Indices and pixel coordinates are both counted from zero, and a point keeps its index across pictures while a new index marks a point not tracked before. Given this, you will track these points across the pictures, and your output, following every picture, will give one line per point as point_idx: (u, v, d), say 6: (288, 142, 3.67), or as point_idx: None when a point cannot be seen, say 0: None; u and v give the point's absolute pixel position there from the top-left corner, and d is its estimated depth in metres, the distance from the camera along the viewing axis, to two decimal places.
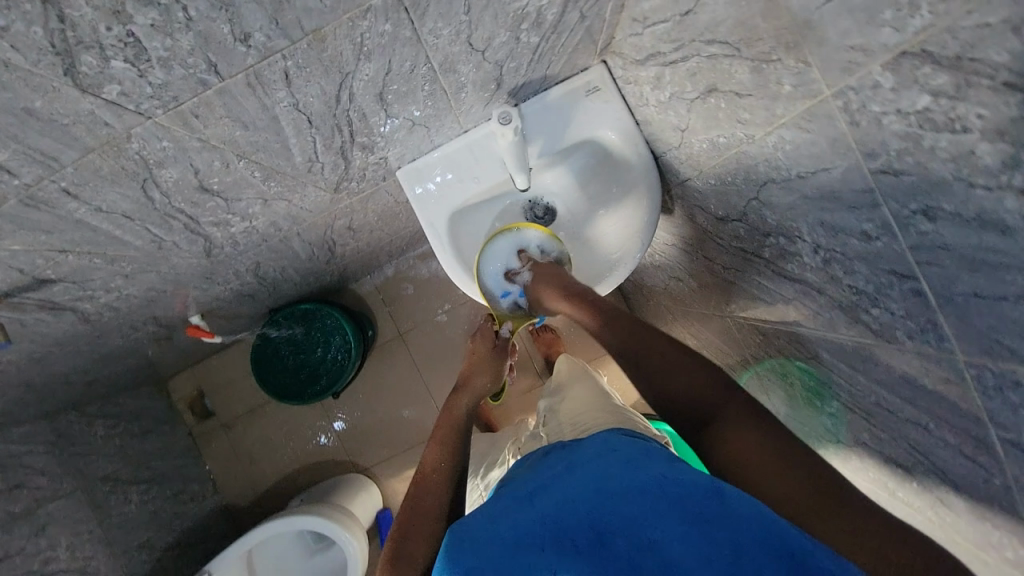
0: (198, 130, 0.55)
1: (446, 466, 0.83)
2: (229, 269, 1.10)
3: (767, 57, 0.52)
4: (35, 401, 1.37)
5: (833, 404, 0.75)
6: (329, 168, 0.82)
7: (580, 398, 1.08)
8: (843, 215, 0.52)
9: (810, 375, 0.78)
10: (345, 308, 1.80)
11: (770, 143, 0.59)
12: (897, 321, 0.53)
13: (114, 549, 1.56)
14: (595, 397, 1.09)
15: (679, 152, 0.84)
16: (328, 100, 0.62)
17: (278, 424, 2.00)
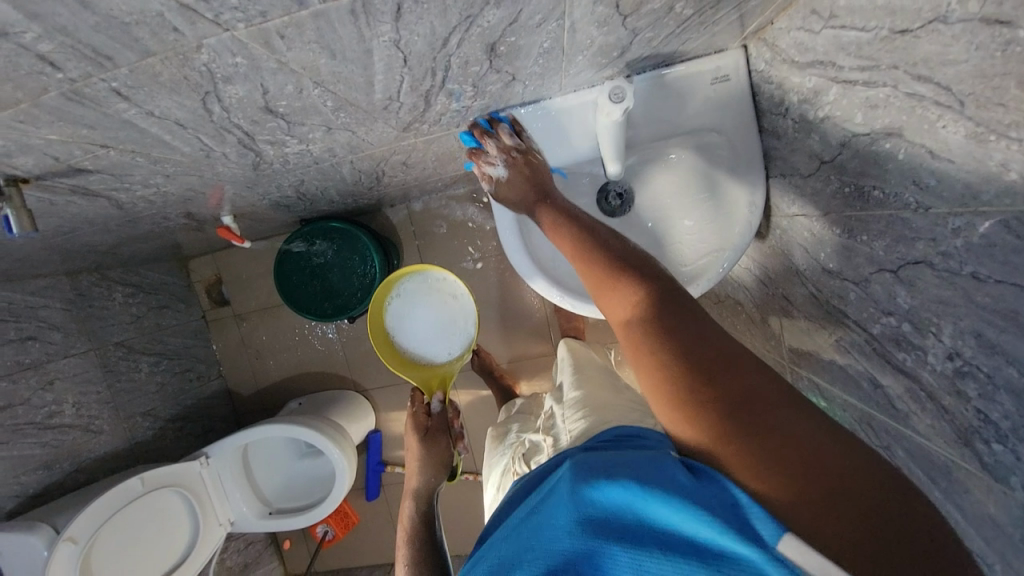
0: (280, 52, 0.46)
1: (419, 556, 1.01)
2: (272, 182, 1.02)
3: (1003, 128, 0.40)
4: (58, 261, 1.36)
5: None
6: (406, 108, 0.71)
7: (595, 386, 1.04)
8: (1015, 341, 0.44)
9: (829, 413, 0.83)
10: (376, 234, 1.73)
11: (948, 225, 0.48)
12: (1022, 469, 0.47)
13: (120, 412, 1.63)
14: (609, 386, 1.06)
15: (805, 182, 0.72)
16: (434, 41, 0.51)
17: (289, 329, 2.02)
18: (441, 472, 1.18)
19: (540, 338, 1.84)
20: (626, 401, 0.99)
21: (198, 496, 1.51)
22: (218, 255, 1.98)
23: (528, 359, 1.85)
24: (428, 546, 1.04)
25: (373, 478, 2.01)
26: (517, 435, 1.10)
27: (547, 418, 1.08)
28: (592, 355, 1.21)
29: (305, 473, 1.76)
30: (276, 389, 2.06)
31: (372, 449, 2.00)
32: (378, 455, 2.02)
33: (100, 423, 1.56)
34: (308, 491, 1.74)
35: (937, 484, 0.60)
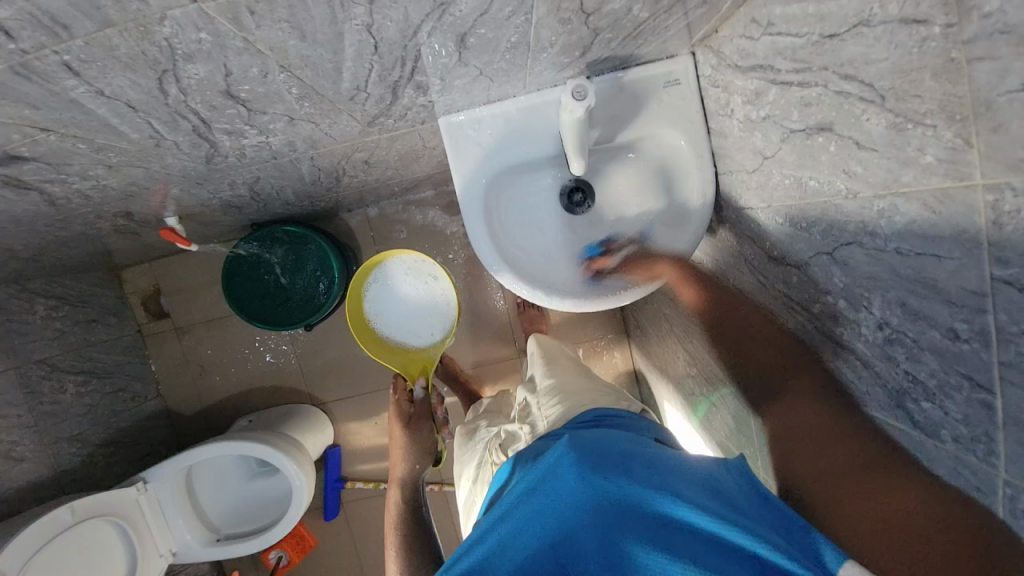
0: (248, 30, 0.45)
1: (411, 539, 1.05)
2: (224, 179, 0.97)
3: (917, 118, 0.47)
4: None
5: None
6: (373, 100, 0.71)
7: (568, 377, 1.07)
8: (935, 305, 0.50)
9: None
10: (333, 238, 1.68)
11: (875, 207, 0.54)
12: (946, 421, 0.53)
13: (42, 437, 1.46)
14: (580, 377, 1.08)
15: (750, 178, 0.79)
16: (406, 29, 0.52)
17: (237, 341, 1.90)
18: (427, 459, 1.21)
19: (503, 341, 1.84)
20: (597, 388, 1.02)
21: (137, 526, 1.39)
22: (156, 264, 1.85)
23: (493, 361, 1.85)
24: (417, 531, 1.07)
25: (331, 495, 1.92)
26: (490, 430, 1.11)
27: (519, 410, 1.09)
28: (563, 347, 1.23)
29: (258, 493, 1.65)
30: (223, 405, 1.93)
31: (330, 465, 1.91)
32: (337, 470, 1.93)
33: (21, 449, 1.39)
34: (262, 512, 1.64)
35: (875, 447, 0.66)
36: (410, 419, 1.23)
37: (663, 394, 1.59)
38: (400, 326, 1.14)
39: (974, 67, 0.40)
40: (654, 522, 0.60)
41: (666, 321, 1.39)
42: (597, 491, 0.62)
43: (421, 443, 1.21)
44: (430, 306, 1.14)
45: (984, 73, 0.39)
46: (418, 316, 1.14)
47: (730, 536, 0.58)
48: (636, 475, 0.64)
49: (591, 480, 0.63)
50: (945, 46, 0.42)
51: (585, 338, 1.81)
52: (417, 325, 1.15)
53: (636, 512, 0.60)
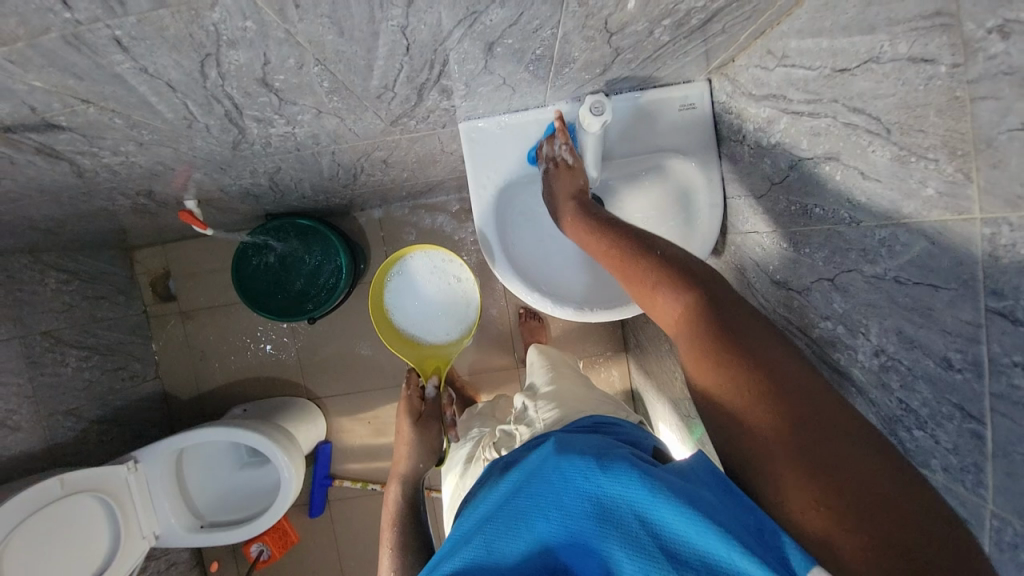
0: (291, 22, 0.48)
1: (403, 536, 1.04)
2: (246, 167, 1.01)
3: (920, 152, 0.49)
4: None
5: None
6: (398, 100, 0.74)
7: (567, 384, 1.09)
8: (930, 334, 0.51)
9: None
10: (344, 235, 1.71)
11: (876, 236, 0.56)
12: (937, 451, 0.53)
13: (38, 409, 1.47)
14: (580, 387, 1.09)
15: (758, 202, 0.81)
16: (438, 33, 0.54)
17: (239, 329, 1.92)
18: (431, 459, 1.22)
19: (503, 350, 1.85)
20: (597, 399, 1.03)
21: (123, 506, 1.38)
22: (169, 247, 1.89)
23: (492, 369, 1.85)
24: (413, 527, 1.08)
25: (318, 492, 1.91)
26: (486, 432, 1.13)
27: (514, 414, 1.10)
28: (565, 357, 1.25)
29: (245, 483, 1.65)
30: (219, 392, 1.94)
31: (320, 461, 1.90)
32: (326, 467, 1.92)
33: (18, 417, 1.39)
34: (246, 503, 1.63)
35: None
36: (419, 416, 1.25)
37: (659, 414, 1.59)
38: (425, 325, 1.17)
39: (977, 105, 0.42)
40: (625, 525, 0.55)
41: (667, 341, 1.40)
42: (568, 490, 0.60)
43: (427, 444, 1.22)
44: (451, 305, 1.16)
45: (986, 111, 0.41)
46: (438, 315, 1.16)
47: (700, 536, 0.51)
48: (610, 469, 0.58)
49: (564, 478, 0.60)
50: (951, 84, 0.44)
51: (584, 353, 1.82)
52: (435, 322, 1.17)
53: (604, 511, 0.57)
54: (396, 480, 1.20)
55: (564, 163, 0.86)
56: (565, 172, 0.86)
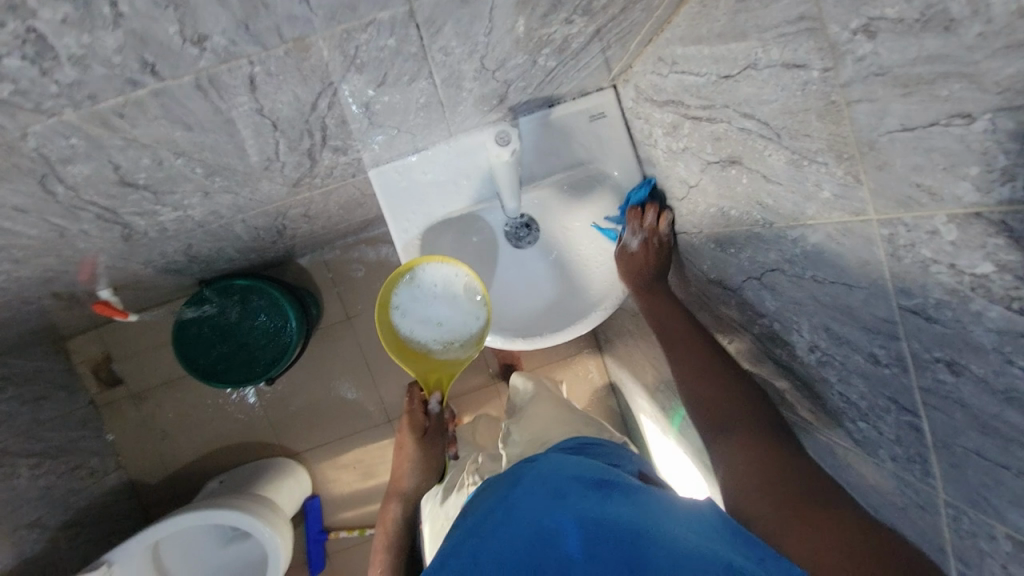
0: (124, 130, 0.43)
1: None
2: (153, 251, 0.93)
3: (810, 155, 0.48)
4: None
5: None
6: (290, 167, 0.69)
7: (545, 409, 1.07)
8: (854, 332, 0.51)
9: None
10: (287, 285, 1.63)
11: (789, 236, 0.56)
12: (883, 441, 0.53)
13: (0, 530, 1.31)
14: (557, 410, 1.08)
15: (682, 204, 0.80)
16: (302, 107, 0.51)
17: (198, 401, 1.82)
18: (431, 476, 1.14)
19: (476, 370, 1.78)
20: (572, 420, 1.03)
21: None
22: (104, 330, 1.75)
23: (469, 391, 1.78)
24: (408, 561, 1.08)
25: (315, 548, 1.84)
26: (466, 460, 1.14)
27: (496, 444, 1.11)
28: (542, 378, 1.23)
29: (234, 557, 1.58)
30: (190, 472, 1.83)
31: (312, 517, 1.84)
32: (318, 522, 1.85)
33: None
34: None
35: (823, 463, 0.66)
36: (425, 432, 1.13)
37: (639, 405, 1.59)
38: (420, 320, 0.87)
39: (854, 109, 0.41)
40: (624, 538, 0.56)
41: (633, 337, 1.39)
42: (570, 498, 0.64)
43: (426, 464, 1.13)
44: (445, 299, 0.87)
45: (864, 114, 0.41)
46: (428, 316, 0.87)
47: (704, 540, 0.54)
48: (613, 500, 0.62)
49: (558, 490, 0.65)
50: (826, 89, 0.43)
51: (555, 360, 1.80)
52: (436, 321, 0.88)
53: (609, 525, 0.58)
54: (394, 497, 1.13)
55: (654, 241, 0.86)
56: (652, 251, 0.86)
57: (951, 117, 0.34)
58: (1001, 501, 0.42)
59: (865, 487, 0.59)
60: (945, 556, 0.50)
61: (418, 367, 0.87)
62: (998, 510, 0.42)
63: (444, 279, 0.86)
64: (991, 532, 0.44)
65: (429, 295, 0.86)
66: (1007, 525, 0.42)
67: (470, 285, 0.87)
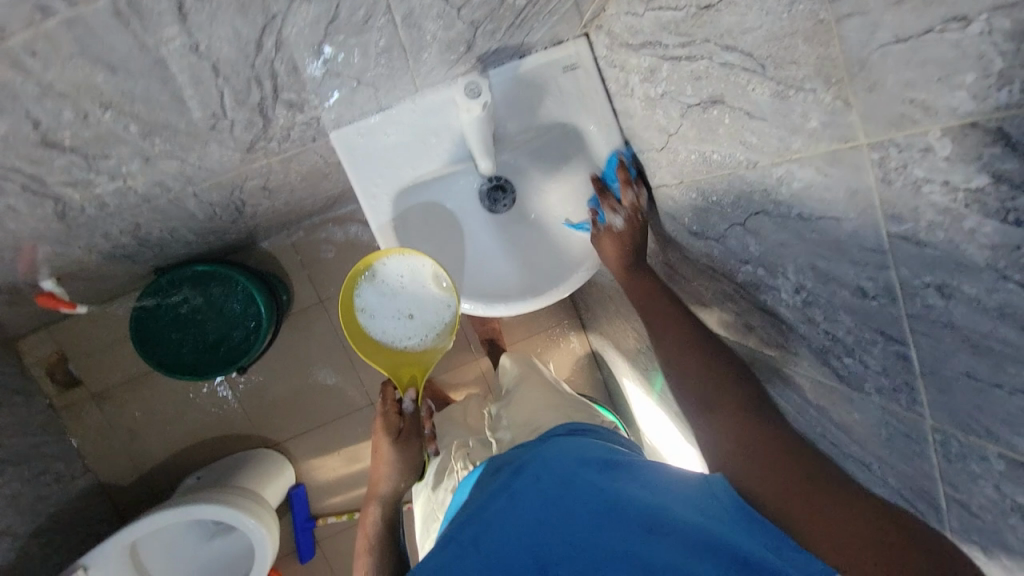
0: (35, 69, 0.37)
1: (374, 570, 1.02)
2: (96, 231, 0.85)
3: (797, 83, 0.46)
4: None
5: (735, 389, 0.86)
6: (241, 126, 0.63)
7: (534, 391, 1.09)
8: (842, 266, 0.50)
9: None
10: (253, 269, 1.55)
11: (774, 174, 0.54)
12: (869, 374, 0.53)
13: None
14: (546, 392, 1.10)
15: (660, 155, 0.77)
16: (246, 45, 0.45)
17: (167, 397, 1.73)
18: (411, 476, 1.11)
19: (457, 346, 1.76)
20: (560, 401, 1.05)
21: None
22: (55, 329, 1.63)
23: (451, 368, 1.76)
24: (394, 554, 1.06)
25: (304, 536, 1.81)
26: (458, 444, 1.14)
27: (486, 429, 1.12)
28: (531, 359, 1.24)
29: (220, 552, 1.53)
30: (164, 470, 1.75)
31: (298, 506, 1.80)
32: (305, 510, 1.82)
33: None
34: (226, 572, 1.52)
35: (809, 404, 0.66)
36: (399, 433, 1.10)
37: (620, 370, 1.60)
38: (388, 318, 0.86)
39: (843, 26, 0.39)
40: (621, 525, 0.60)
41: (612, 303, 1.39)
42: (574, 482, 0.67)
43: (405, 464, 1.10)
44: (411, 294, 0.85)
45: (854, 30, 0.39)
46: (396, 312, 0.86)
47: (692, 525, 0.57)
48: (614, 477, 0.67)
49: (560, 473, 0.70)
50: (813, 7, 0.41)
51: (536, 331, 1.79)
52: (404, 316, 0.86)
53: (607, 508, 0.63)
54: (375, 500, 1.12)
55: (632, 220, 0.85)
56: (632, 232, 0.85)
57: (946, 22, 0.33)
58: (992, 420, 0.42)
59: (851, 423, 0.60)
60: (933, 483, 0.51)
61: (391, 364, 0.87)
62: (988, 429, 0.42)
63: (407, 273, 0.84)
64: (984, 454, 0.44)
65: (394, 292, 0.85)
66: (1001, 445, 0.42)
67: (438, 274, 0.84)
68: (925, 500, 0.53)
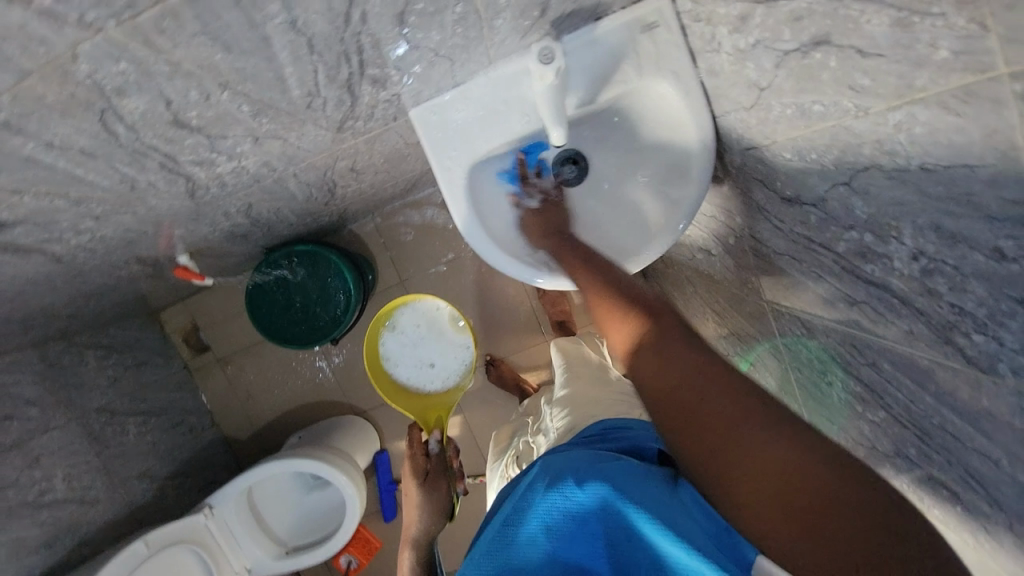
0: (166, 50, 0.44)
1: None
2: (217, 210, 0.98)
3: (922, 5, 0.40)
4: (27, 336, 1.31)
5: (844, 382, 0.75)
6: (332, 105, 0.68)
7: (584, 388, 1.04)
8: (973, 223, 0.43)
9: (810, 355, 0.82)
10: (343, 250, 1.69)
11: (890, 121, 0.47)
12: (1005, 354, 0.45)
13: (115, 476, 1.50)
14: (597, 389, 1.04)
15: (748, 115, 0.71)
16: (335, 19, 0.49)
17: (273, 364, 1.94)
18: (441, 517, 1.11)
19: (530, 328, 1.78)
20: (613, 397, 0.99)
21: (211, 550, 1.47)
22: (190, 301, 1.91)
23: (523, 349, 1.78)
24: None
25: (388, 497, 1.93)
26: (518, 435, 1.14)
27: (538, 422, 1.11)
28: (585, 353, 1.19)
29: (317, 504, 1.71)
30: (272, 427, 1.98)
31: (380, 470, 1.90)
32: (388, 474, 1.92)
33: (94, 492, 1.43)
34: (322, 523, 1.69)
35: (926, 391, 0.58)
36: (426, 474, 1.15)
37: None
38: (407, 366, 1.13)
39: None
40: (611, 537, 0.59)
41: (691, 285, 1.31)
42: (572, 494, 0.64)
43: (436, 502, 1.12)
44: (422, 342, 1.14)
45: None
46: (415, 362, 1.13)
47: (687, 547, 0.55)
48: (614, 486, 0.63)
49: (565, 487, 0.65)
50: None
51: None
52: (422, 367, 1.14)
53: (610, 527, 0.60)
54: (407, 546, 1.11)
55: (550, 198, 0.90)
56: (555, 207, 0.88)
57: None
58: None
59: (979, 414, 0.51)
60: None
61: (415, 406, 1.13)
62: None
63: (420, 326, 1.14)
64: None
65: (411, 343, 1.14)
66: None
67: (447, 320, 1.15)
68: None
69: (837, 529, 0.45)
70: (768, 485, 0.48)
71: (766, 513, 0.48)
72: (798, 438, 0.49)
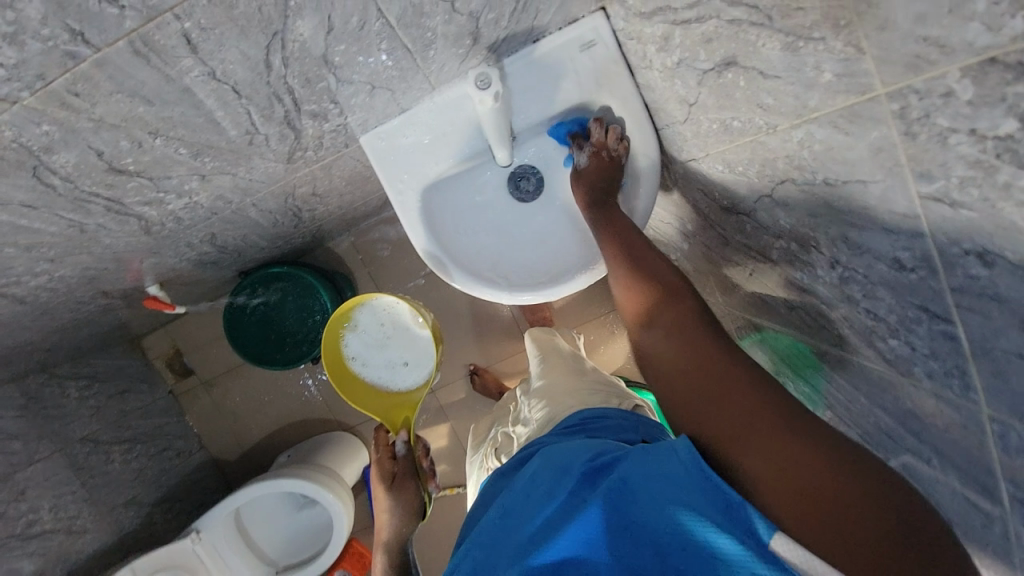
0: (86, 109, 0.45)
1: None
2: (180, 242, 0.99)
3: (806, 32, 0.42)
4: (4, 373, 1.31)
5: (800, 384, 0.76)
6: (276, 139, 0.70)
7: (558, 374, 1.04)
8: (874, 235, 0.44)
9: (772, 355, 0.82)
10: (320, 269, 1.70)
11: (796, 137, 0.49)
12: (918, 358, 0.47)
13: (101, 506, 1.49)
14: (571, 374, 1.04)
15: (683, 129, 0.72)
16: (256, 66, 0.51)
17: (258, 385, 1.95)
18: (413, 519, 1.17)
19: (511, 335, 1.80)
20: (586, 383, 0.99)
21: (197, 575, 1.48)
22: (171, 327, 1.91)
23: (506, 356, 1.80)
24: None
25: None
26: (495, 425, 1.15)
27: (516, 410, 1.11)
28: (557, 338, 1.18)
29: (307, 523, 1.69)
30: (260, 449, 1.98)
31: None
32: None
33: (82, 521, 1.43)
34: (311, 542, 1.67)
35: (861, 391, 0.59)
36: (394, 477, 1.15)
37: None
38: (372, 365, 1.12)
39: None
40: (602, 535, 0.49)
41: None
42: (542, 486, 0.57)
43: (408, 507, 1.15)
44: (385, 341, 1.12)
45: None
46: (381, 360, 1.12)
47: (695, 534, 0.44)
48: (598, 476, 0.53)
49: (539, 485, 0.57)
50: None
51: (589, 318, 1.76)
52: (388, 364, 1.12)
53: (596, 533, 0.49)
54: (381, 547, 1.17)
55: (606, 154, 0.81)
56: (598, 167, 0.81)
57: None
58: None
59: (906, 414, 0.52)
60: (993, 479, 0.43)
61: (382, 406, 1.11)
62: None
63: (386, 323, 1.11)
64: None
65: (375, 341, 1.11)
66: None
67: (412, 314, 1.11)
68: (988, 504, 0.45)
69: (862, 528, 0.39)
70: (783, 477, 0.43)
71: (782, 502, 0.42)
72: (827, 432, 0.43)
